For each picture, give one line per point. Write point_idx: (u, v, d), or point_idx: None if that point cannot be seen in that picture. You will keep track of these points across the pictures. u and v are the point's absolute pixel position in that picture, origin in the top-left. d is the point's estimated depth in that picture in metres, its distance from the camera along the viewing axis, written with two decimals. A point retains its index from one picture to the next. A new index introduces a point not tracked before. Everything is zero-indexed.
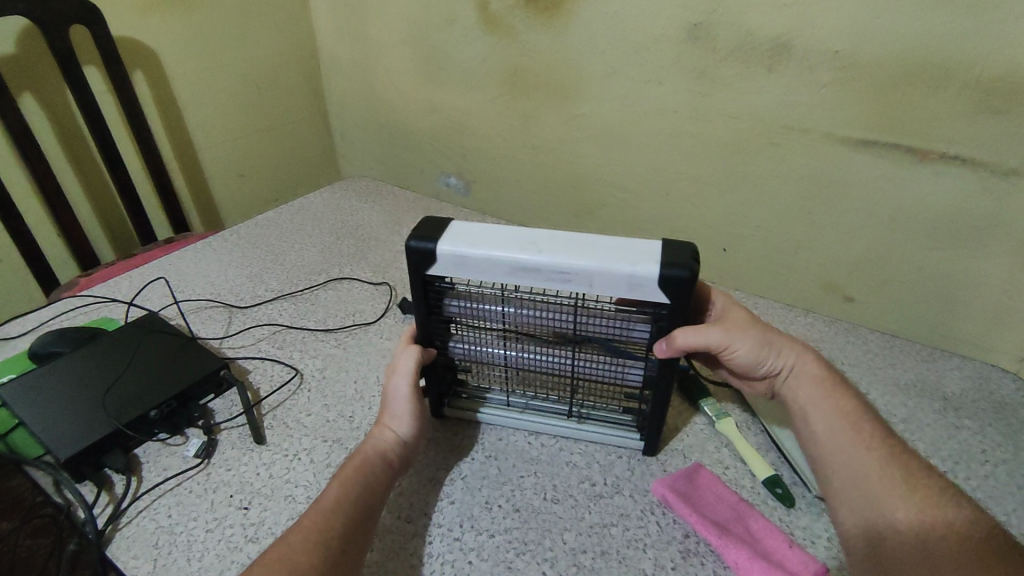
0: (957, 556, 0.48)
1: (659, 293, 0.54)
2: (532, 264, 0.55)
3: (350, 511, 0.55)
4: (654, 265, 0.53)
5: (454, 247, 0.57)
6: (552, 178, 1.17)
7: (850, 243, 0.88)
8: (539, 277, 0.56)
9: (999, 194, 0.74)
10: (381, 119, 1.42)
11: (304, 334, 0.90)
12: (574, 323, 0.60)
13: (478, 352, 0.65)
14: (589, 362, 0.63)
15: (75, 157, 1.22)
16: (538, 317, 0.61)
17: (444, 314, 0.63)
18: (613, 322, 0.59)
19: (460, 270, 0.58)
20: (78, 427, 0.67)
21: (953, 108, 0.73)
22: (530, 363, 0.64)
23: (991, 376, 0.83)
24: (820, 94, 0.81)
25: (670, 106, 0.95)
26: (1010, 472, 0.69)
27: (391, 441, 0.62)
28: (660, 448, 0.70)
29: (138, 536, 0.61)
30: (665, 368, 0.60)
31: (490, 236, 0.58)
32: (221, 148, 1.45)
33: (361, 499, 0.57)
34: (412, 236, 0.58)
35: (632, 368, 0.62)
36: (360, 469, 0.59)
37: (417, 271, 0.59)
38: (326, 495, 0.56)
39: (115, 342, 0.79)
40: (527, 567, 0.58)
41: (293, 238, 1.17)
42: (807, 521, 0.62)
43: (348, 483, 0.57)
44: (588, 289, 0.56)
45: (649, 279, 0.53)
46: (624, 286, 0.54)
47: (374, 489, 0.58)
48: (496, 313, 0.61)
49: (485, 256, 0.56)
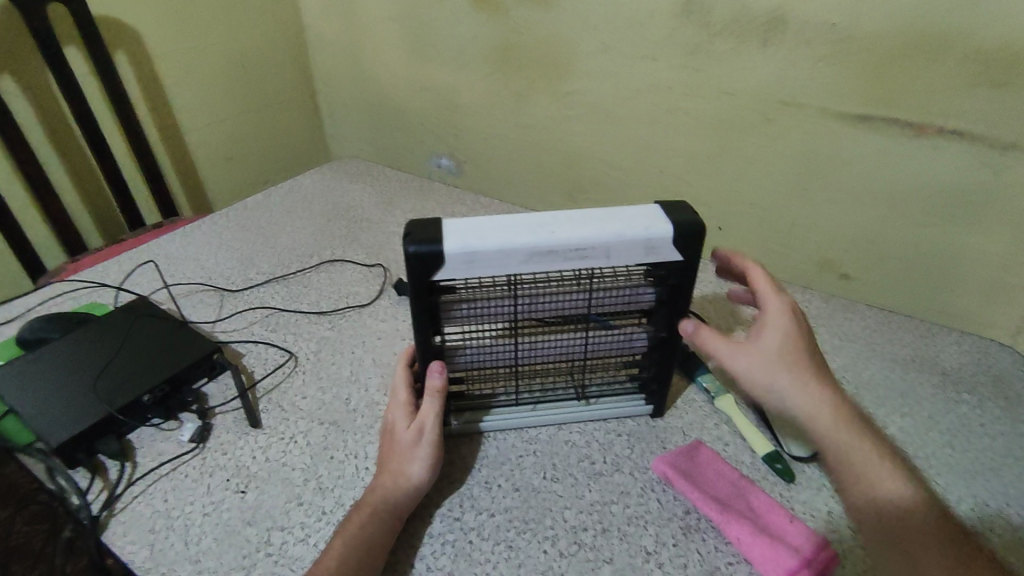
0: (929, 529, 0.50)
1: (673, 253, 0.55)
2: (548, 246, 0.54)
3: (353, 571, 0.52)
4: (667, 225, 0.55)
5: (463, 243, 0.53)
6: (546, 157, 1.16)
7: (848, 220, 0.87)
8: (556, 259, 0.55)
9: (998, 168, 0.73)
10: (370, 99, 1.39)
11: (297, 316, 0.89)
12: (585, 305, 0.60)
13: (487, 352, 0.62)
14: (600, 339, 0.63)
15: (58, 141, 1.19)
16: (551, 303, 0.59)
17: (449, 319, 0.59)
18: (623, 292, 0.59)
19: (469, 268, 0.54)
20: (69, 413, 0.65)
21: (952, 82, 0.72)
22: (542, 352, 0.63)
23: (988, 350, 0.83)
24: (818, 69, 0.79)
25: (665, 82, 0.93)
26: (1007, 445, 0.69)
27: (403, 490, 0.58)
28: (662, 413, 0.72)
29: (134, 521, 0.61)
30: (675, 328, 0.61)
31: (493, 226, 0.55)
32: (207, 131, 1.41)
33: (367, 557, 0.54)
34: (409, 241, 0.53)
35: (638, 336, 0.63)
36: (367, 524, 0.56)
37: (420, 278, 0.54)
38: (329, 555, 0.54)
39: (105, 327, 0.78)
40: (527, 546, 0.58)
41: (283, 221, 1.15)
42: (806, 495, 0.62)
43: (352, 541, 0.54)
44: (605, 262, 0.55)
45: (664, 240, 0.54)
46: (641, 250, 0.55)
47: (382, 544, 0.55)
48: (508, 305, 0.59)
49: (498, 248, 0.53)
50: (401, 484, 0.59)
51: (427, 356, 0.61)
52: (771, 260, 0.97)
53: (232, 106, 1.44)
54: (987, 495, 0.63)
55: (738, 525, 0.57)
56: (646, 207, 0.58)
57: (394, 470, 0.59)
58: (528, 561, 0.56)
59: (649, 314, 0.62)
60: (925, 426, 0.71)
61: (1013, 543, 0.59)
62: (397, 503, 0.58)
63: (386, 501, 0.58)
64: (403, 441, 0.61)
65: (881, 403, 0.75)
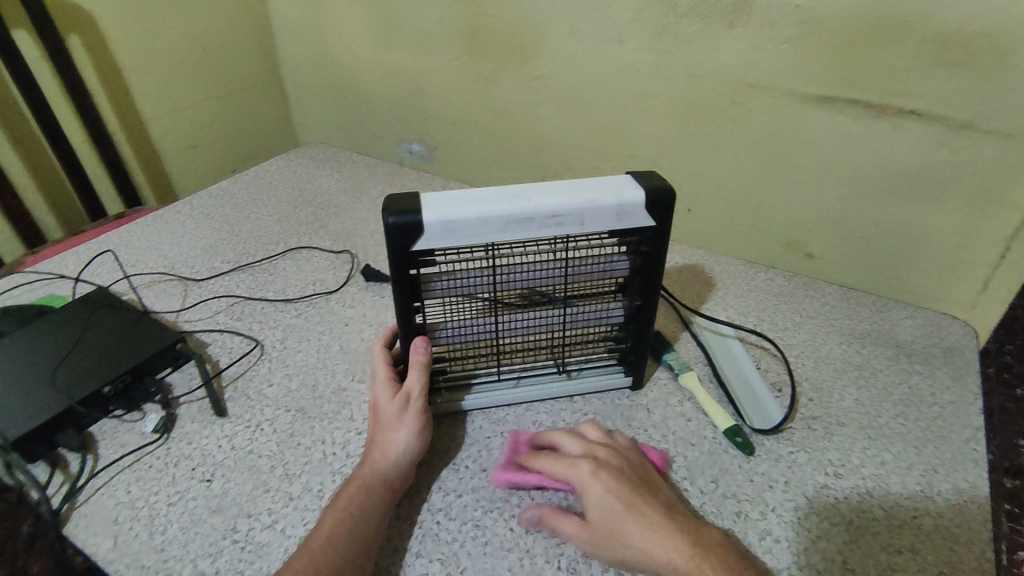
0: None
1: (645, 218, 0.57)
2: (525, 213, 0.55)
3: (348, 545, 0.52)
4: (638, 190, 0.56)
5: (440, 213, 0.54)
6: (515, 141, 1.15)
7: (808, 199, 0.89)
8: (532, 227, 0.56)
9: (951, 146, 0.75)
10: (337, 84, 1.37)
11: (263, 305, 0.88)
12: (562, 275, 0.61)
13: (468, 327, 0.63)
14: (578, 310, 0.65)
15: (12, 129, 1.15)
16: (529, 275, 0.61)
17: (430, 294, 0.60)
18: (599, 262, 0.61)
19: (448, 238, 0.55)
20: (26, 407, 0.64)
21: (909, 63, 0.73)
22: (522, 324, 0.64)
23: (941, 323, 0.86)
24: (780, 50, 0.80)
25: (631, 65, 0.93)
26: (955, 413, 0.72)
27: (393, 462, 0.58)
28: (642, 384, 0.74)
29: (97, 513, 0.60)
30: (649, 296, 0.63)
31: (470, 197, 0.56)
32: (170, 117, 1.38)
33: (360, 530, 0.53)
34: (387, 212, 0.53)
35: (614, 307, 0.65)
36: (359, 497, 0.55)
37: (399, 249, 0.55)
38: (320, 531, 0.53)
39: (62, 319, 0.76)
40: (494, 524, 0.58)
41: (249, 208, 1.13)
42: (765, 467, 0.64)
43: (344, 515, 0.54)
44: (580, 229, 0.57)
45: (636, 205, 0.56)
46: (615, 216, 0.56)
47: (375, 516, 0.55)
48: (487, 278, 0.60)
49: (476, 217, 0.54)
50: (390, 457, 0.58)
51: (409, 334, 0.62)
52: (735, 240, 0.99)
53: (195, 92, 1.40)
54: (936, 460, 0.66)
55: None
56: (618, 177, 0.60)
57: (383, 444, 0.59)
58: (495, 538, 0.57)
59: (624, 285, 0.65)
60: (880, 396, 0.74)
61: (959, 505, 0.61)
62: (387, 475, 0.57)
63: (376, 474, 0.57)
64: (391, 415, 0.61)
65: (838, 376, 0.77)
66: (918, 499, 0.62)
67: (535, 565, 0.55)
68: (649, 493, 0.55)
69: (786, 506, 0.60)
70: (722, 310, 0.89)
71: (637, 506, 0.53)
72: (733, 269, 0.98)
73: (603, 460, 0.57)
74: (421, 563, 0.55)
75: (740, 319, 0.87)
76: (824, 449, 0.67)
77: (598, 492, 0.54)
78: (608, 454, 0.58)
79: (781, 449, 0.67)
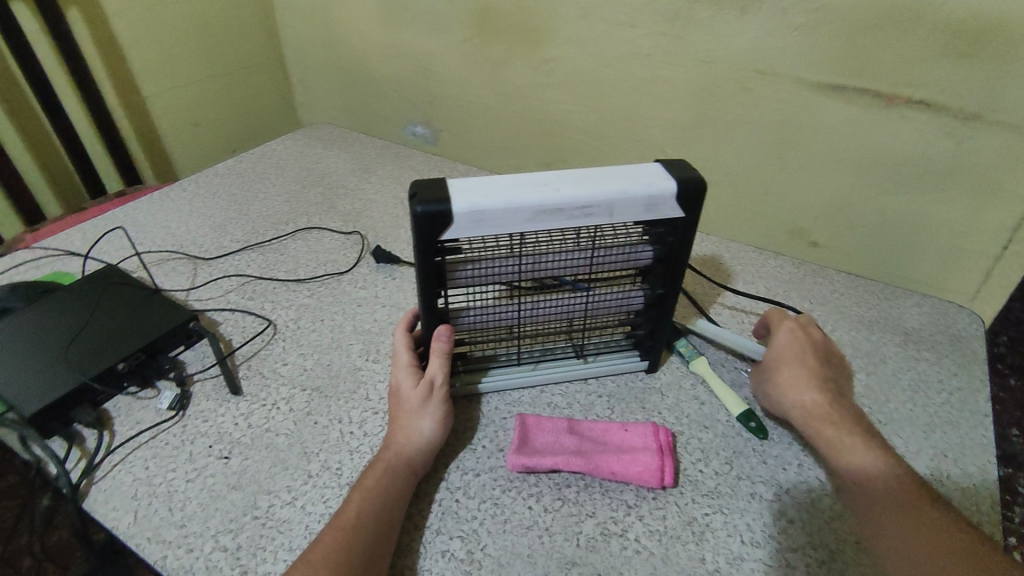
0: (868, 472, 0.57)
1: (674, 208, 0.58)
2: (556, 204, 0.55)
3: (374, 525, 0.52)
4: (669, 181, 0.57)
5: (470, 202, 0.54)
6: (523, 125, 1.15)
7: (816, 188, 0.89)
8: (561, 217, 0.56)
9: (960, 138, 0.76)
10: (341, 64, 1.35)
11: (275, 284, 0.87)
12: (586, 264, 0.62)
13: (491, 313, 0.64)
14: (600, 299, 0.65)
15: (10, 103, 1.13)
16: (554, 263, 0.61)
17: (455, 281, 0.60)
18: (624, 251, 0.62)
19: (477, 227, 0.55)
20: (42, 382, 0.64)
21: (921, 53, 0.73)
22: (545, 312, 0.65)
23: (948, 312, 0.87)
24: (792, 38, 0.80)
25: (642, 50, 0.93)
26: (962, 400, 0.73)
27: (418, 448, 0.59)
28: (657, 367, 0.75)
29: (116, 488, 0.60)
30: (671, 285, 0.64)
31: (498, 186, 0.56)
32: (171, 95, 1.36)
33: (386, 511, 0.54)
34: (417, 201, 0.53)
35: (636, 295, 0.66)
36: (384, 479, 0.56)
37: (427, 238, 0.55)
38: (348, 509, 0.53)
39: (74, 295, 0.76)
40: (513, 502, 0.59)
41: (256, 187, 1.12)
42: (779, 450, 0.65)
43: (371, 495, 0.54)
44: (608, 219, 0.57)
45: (666, 196, 0.56)
46: (644, 207, 0.57)
47: (400, 499, 0.56)
48: (513, 266, 0.60)
49: (506, 206, 0.54)
50: (414, 443, 0.60)
51: (432, 321, 0.62)
52: (745, 227, 0.99)
53: (196, 70, 1.38)
54: (944, 445, 0.67)
55: (602, 457, 0.61)
56: (646, 165, 0.60)
57: (407, 430, 0.60)
58: (514, 517, 0.58)
59: (645, 273, 0.65)
60: (889, 382, 0.75)
61: (967, 489, 0.63)
62: (411, 461, 0.59)
63: (400, 459, 0.58)
64: (414, 402, 0.62)
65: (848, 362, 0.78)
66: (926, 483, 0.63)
67: (553, 543, 0.56)
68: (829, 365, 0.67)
69: (799, 487, 0.61)
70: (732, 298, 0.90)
71: (808, 359, 0.66)
72: (742, 256, 0.99)
73: (812, 330, 0.70)
74: (441, 540, 0.56)
75: (750, 305, 0.88)
76: None
77: (788, 339, 0.68)
78: (824, 339, 0.70)
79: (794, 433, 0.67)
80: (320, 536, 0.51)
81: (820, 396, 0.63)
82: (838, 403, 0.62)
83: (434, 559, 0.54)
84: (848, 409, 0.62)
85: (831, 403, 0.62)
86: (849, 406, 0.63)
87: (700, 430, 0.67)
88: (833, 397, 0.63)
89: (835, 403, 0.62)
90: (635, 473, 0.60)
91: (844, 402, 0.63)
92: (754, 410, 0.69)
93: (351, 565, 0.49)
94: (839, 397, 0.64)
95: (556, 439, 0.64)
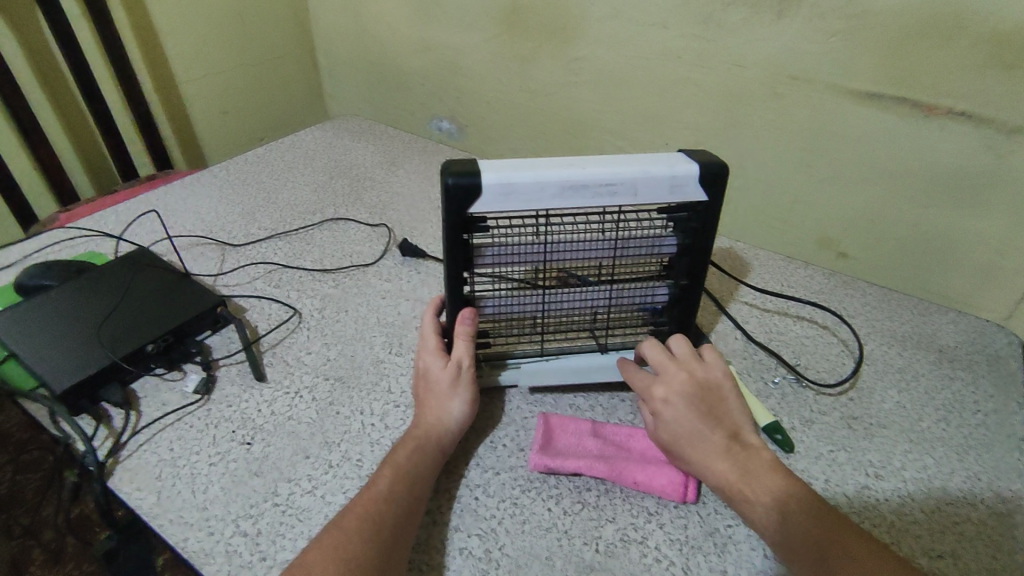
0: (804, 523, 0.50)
1: (697, 191, 0.57)
2: (581, 180, 0.55)
3: (403, 500, 0.53)
4: (692, 164, 0.56)
5: (498, 176, 0.54)
6: (550, 124, 1.14)
7: (851, 199, 0.87)
8: (587, 195, 0.55)
9: (1003, 152, 0.73)
10: (369, 58, 1.36)
11: (301, 274, 0.88)
12: (612, 252, 0.61)
13: (516, 299, 0.63)
14: (624, 290, 0.65)
15: (48, 85, 1.15)
16: (581, 250, 0.60)
17: (481, 263, 0.60)
18: (649, 238, 0.61)
19: (505, 201, 0.54)
20: (72, 360, 0.65)
21: (965, 63, 0.71)
22: (568, 300, 0.64)
23: (985, 331, 0.84)
24: (830, 44, 0.78)
25: (674, 52, 0.91)
26: (999, 422, 0.71)
27: (447, 428, 0.60)
28: None
29: (141, 468, 0.61)
30: (695, 276, 0.64)
31: (526, 164, 0.56)
32: (202, 82, 1.37)
33: (416, 488, 0.54)
34: (448, 173, 0.53)
35: (660, 289, 0.66)
36: (414, 456, 0.56)
37: (454, 211, 0.54)
38: (378, 483, 0.53)
39: (105, 276, 0.77)
40: (532, 503, 0.59)
41: (284, 177, 1.13)
42: (805, 463, 0.64)
43: (401, 471, 0.54)
44: (633, 200, 0.56)
45: (689, 177, 0.56)
46: (667, 188, 0.56)
47: (428, 478, 0.56)
48: (538, 249, 0.60)
49: (532, 180, 0.54)
50: (442, 424, 0.60)
51: (457, 306, 0.62)
52: (775, 236, 0.97)
53: (228, 58, 1.39)
54: (978, 468, 0.65)
55: (626, 464, 0.60)
56: (669, 154, 0.60)
57: (437, 409, 0.60)
58: (533, 517, 0.57)
59: (669, 266, 0.65)
60: (922, 401, 0.73)
61: (1000, 514, 0.61)
62: (439, 442, 0.59)
63: (429, 438, 0.58)
64: (444, 382, 0.62)
65: (878, 378, 0.76)
66: (959, 506, 0.61)
67: (572, 546, 0.55)
68: (711, 398, 0.60)
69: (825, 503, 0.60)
70: (761, 307, 0.88)
71: (702, 430, 0.57)
72: (772, 265, 0.97)
73: (676, 385, 0.60)
74: (459, 537, 0.56)
75: (778, 315, 0.86)
76: (864, 450, 0.66)
77: (672, 419, 0.59)
78: (691, 377, 0.61)
79: (820, 448, 0.66)
80: (351, 505, 0.52)
81: (729, 467, 0.55)
82: (745, 462, 0.55)
83: (453, 556, 0.54)
84: (754, 456, 0.56)
85: (740, 470, 0.55)
86: (750, 447, 0.57)
87: None
88: (739, 458, 0.56)
89: (744, 465, 0.55)
90: (659, 484, 0.59)
91: (750, 453, 0.56)
92: (781, 422, 0.68)
93: (380, 538, 0.49)
94: (740, 446, 0.57)
95: (578, 441, 0.64)
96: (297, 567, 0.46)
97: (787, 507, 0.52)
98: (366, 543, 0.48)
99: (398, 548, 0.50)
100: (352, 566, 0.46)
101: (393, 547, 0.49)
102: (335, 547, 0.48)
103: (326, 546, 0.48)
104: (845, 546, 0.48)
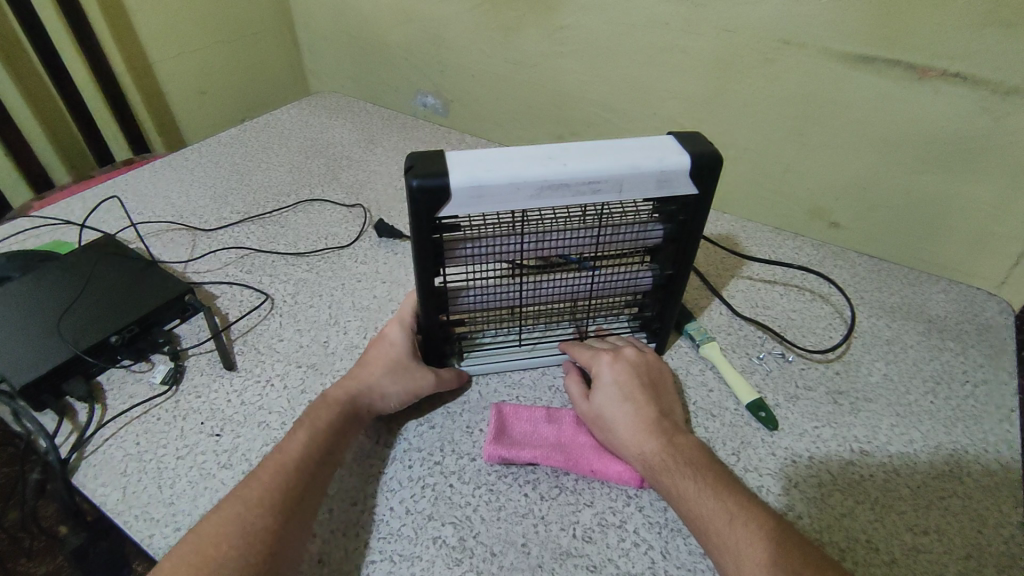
0: (725, 503, 0.49)
1: (686, 184, 0.54)
2: (560, 178, 0.51)
3: (310, 470, 0.52)
4: (682, 156, 0.53)
5: (469, 177, 0.50)
6: (536, 97, 1.10)
7: (840, 168, 0.84)
8: (566, 193, 0.52)
9: (998, 114, 0.70)
10: (350, 32, 1.31)
11: (275, 258, 0.85)
12: (594, 244, 0.58)
13: (493, 295, 0.61)
14: (605, 279, 0.62)
15: (14, 69, 1.11)
16: (559, 243, 0.57)
17: (454, 259, 0.57)
18: (633, 228, 0.58)
19: (477, 202, 0.51)
20: (33, 354, 0.63)
21: (961, 20, 0.67)
22: (547, 292, 0.62)
23: (977, 299, 0.83)
24: (821, 4, 0.74)
25: (661, 18, 0.87)
26: (989, 393, 0.69)
27: (374, 399, 0.60)
28: (667, 349, 0.73)
29: (106, 463, 0.59)
30: (681, 265, 0.62)
31: (502, 159, 0.52)
32: (177, 61, 1.32)
33: (326, 458, 0.54)
34: (412, 175, 0.49)
35: (643, 274, 0.63)
36: (333, 424, 0.55)
37: (424, 215, 0.51)
38: (291, 447, 0.53)
39: (69, 265, 0.74)
40: (508, 489, 0.57)
41: (261, 157, 1.10)
42: (789, 441, 0.63)
43: (316, 437, 0.54)
44: (616, 196, 0.53)
45: (678, 171, 0.53)
46: (654, 183, 0.53)
47: (339, 447, 0.55)
48: (513, 244, 0.57)
49: (507, 181, 0.51)
50: (373, 393, 0.60)
51: (430, 300, 0.59)
52: (764, 206, 0.95)
53: (201, 37, 1.34)
54: (966, 441, 0.64)
55: (583, 454, 0.59)
56: (659, 138, 0.56)
57: (378, 375, 0.60)
58: (509, 504, 0.56)
59: (655, 252, 0.62)
60: (911, 372, 0.71)
61: (988, 486, 0.60)
62: (361, 410, 0.59)
63: (355, 402, 0.58)
64: (391, 357, 0.61)
65: (866, 352, 0.74)
66: (946, 480, 0.60)
67: (549, 532, 0.54)
68: (654, 383, 0.62)
69: (808, 480, 0.59)
70: (749, 278, 0.86)
71: (636, 398, 0.59)
72: (759, 236, 0.94)
73: (626, 357, 0.63)
74: (433, 526, 0.54)
75: (765, 287, 0.84)
76: (850, 425, 0.65)
77: (608, 382, 0.60)
78: (641, 357, 0.64)
79: (805, 424, 0.65)
80: (256, 471, 0.51)
81: (655, 438, 0.55)
82: (670, 437, 0.56)
83: (424, 546, 0.53)
84: (679, 435, 0.56)
85: (664, 443, 0.55)
86: (679, 429, 0.57)
87: (707, 417, 0.65)
88: (668, 433, 0.56)
89: (669, 440, 0.55)
90: (616, 474, 0.57)
91: (676, 432, 0.57)
92: (765, 400, 0.67)
93: (277, 511, 0.48)
94: (671, 424, 0.57)
95: (533, 429, 0.62)
96: (191, 543, 0.46)
97: (704, 487, 0.51)
98: (267, 517, 0.47)
99: (295, 522, 0.49)
100: (243, 534, 0.46)
101: (295, 517, 0.49)
102: (233, 517, 0.47)
103: (224, 516, 0.47)
104: (770, 533, 0.47)
